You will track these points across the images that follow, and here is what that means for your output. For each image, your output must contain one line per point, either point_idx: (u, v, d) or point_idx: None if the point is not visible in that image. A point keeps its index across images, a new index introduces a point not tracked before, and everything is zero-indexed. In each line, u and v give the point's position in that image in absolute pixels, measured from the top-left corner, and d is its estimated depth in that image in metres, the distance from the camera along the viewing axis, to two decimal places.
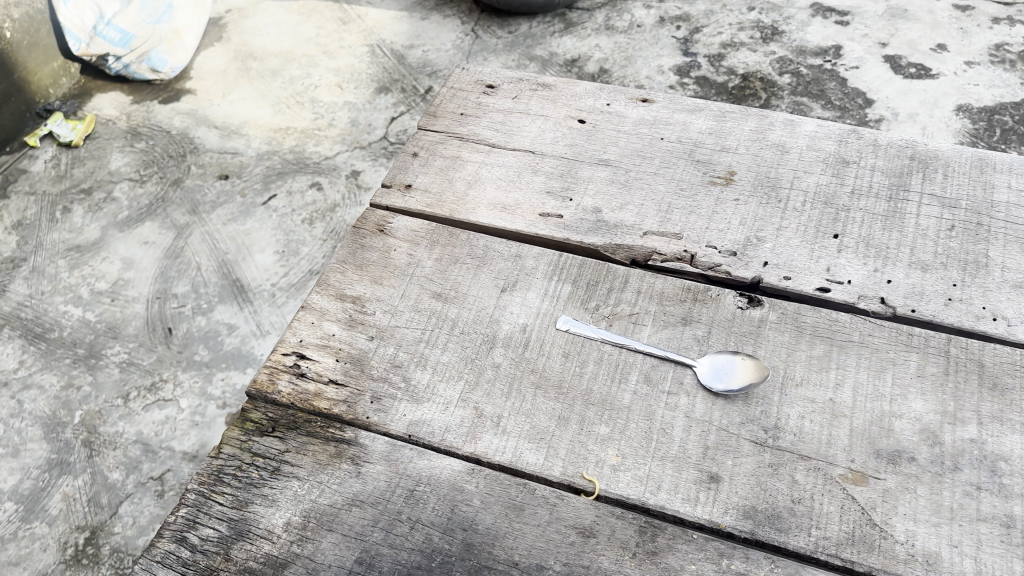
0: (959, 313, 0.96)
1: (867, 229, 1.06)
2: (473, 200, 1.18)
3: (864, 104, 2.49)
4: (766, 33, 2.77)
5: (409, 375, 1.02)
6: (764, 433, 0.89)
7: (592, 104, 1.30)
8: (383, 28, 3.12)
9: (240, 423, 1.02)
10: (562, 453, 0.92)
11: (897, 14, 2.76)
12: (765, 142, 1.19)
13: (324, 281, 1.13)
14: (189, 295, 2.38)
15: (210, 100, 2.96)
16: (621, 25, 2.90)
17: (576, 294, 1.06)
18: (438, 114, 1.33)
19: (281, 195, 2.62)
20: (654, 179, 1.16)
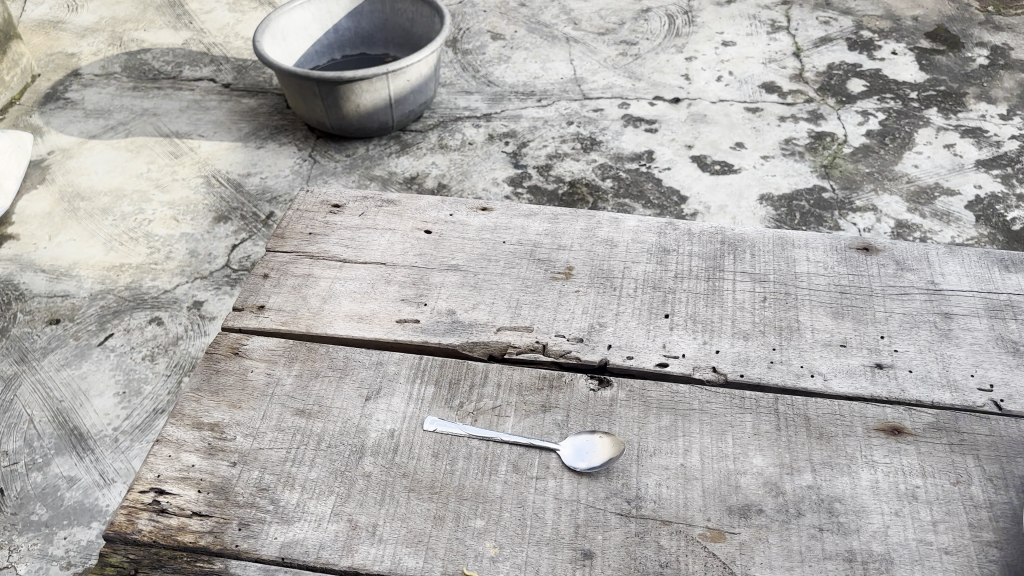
0: (782, 373, 1.07)
1: (694, 307, 1.16)
2: (328, 314, 1.21)
3: (680, 201, 2.71)
4: (586, 143, 3.00)
5: (278, 497, 1.01)
6: (628, 505, 0.95)
7: (435, 215, 1.37)
8: (218, 159, 3.13)
9: (98, 570, 0.97)
10: (440, 552, 0.93)
11: (698, 119, 3.06)
12: (597, 238, 1.29)
13: (181, 411, 1.11)
14: (22, 451, 2.22)
15: (35, 243, 2.84)
16: (453, 143, 3.06)
17: (439, 394, 1.09)
18: (285, 235, 1.35)
19: (119, 334, 2.52)
20: (500, 279, 1.24)
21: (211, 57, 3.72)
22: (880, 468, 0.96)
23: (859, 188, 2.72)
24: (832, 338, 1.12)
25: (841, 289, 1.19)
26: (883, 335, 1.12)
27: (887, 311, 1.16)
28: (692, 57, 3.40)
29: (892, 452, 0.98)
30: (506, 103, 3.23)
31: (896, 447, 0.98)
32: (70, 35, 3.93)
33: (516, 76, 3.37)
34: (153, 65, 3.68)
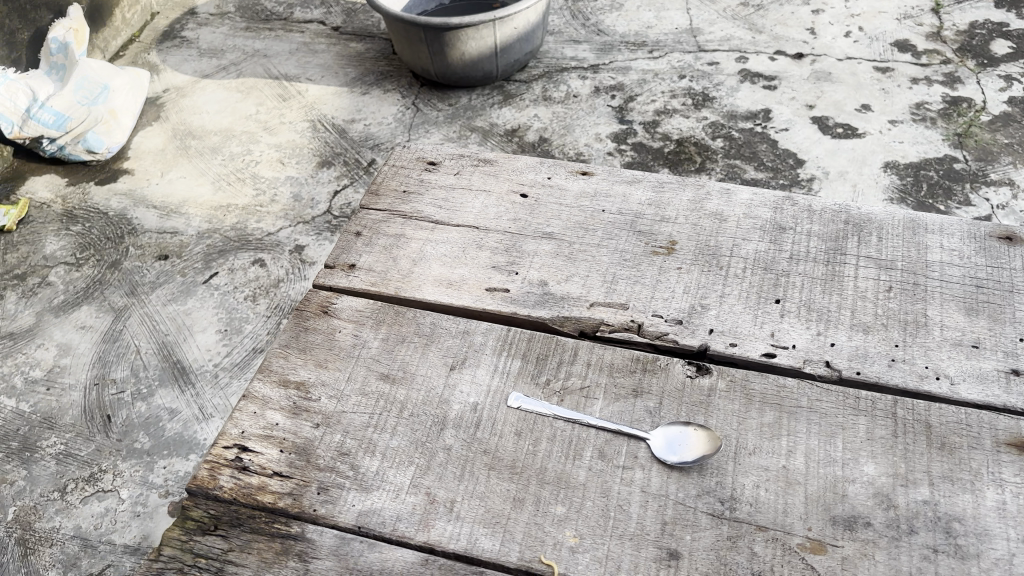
0: (903, 373, 0.98)
1: (808, 293, 1.07)
2: (418, 277, 1.17)
3: (796, 165, 2.56)
4: (698, 99, 2.86)
5: (358, 463, 0.99)
6: (721, 505, 0.89)
7: (533, 178, 1.31)
8: (324, 104, 3.14)
9: (181, 523, 0.98)
10: (518, 537, 0.90)
11: (822, 77, 2.87)
12: (704, 211, 1.21)
13: (267, 367, 1.10)
14: (129, 380, 2.31)
15: (148, 179, 2.92)
16: (559, 95, 2.97)
17: (526, 369, 1.04)
18: (379, 192, 1.32)
19: (223, 273, 2.58)
20: (598, 250, 1.17)
21: None
22: (1008, 488, 0.87)
23: (995, 159, 2.50)
24: (962, 337, 1.01)
25: (977, 282, 1.07)
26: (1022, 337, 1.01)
27: None
28: (819, 10, 3.18)
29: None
30: (615, 54, 3.11)
31: None
32: None
33: (629, 26, 3.23)
34: (266, 6, 3.71)
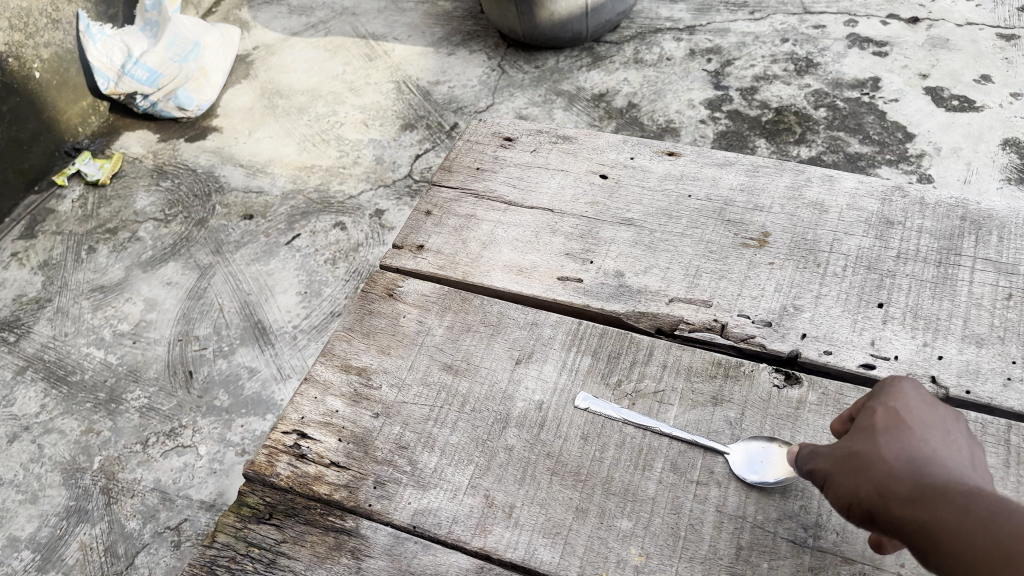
0: (1021, 396, 0.87)
1: (915, 298, 0.97)
2: (488, 262, 1.12)
3: (905, 139, 2.39)
4: (801, 64, 2.69)
5: (416, 458, 0.95)
6: (803, 532, 0.82)
7: (615, 158, 1.23)
8: (409, 64, 3.09)
9: (236, 509, 0.95)
10: (580, 551, 0.84)
11: (938, 44, 2.66)
12: (801, 200, 1.11)
13: (330, 350, 1.06)
14: (211, 337, 2.34)
15: (235, 138, 2.94)
16: (650, 58, 2.84)
17: (597, 367, 0.98)
18: (453, 169, 1.27)
19: (305, 235, 2.58)
20: (681, 239, 1.09)
21: None
22: None
23: None
24: None
25: None
26: None
27: None
28: None
29: None
30: (713, 16, 2.95)
31: None
32: None
33: None
34: None
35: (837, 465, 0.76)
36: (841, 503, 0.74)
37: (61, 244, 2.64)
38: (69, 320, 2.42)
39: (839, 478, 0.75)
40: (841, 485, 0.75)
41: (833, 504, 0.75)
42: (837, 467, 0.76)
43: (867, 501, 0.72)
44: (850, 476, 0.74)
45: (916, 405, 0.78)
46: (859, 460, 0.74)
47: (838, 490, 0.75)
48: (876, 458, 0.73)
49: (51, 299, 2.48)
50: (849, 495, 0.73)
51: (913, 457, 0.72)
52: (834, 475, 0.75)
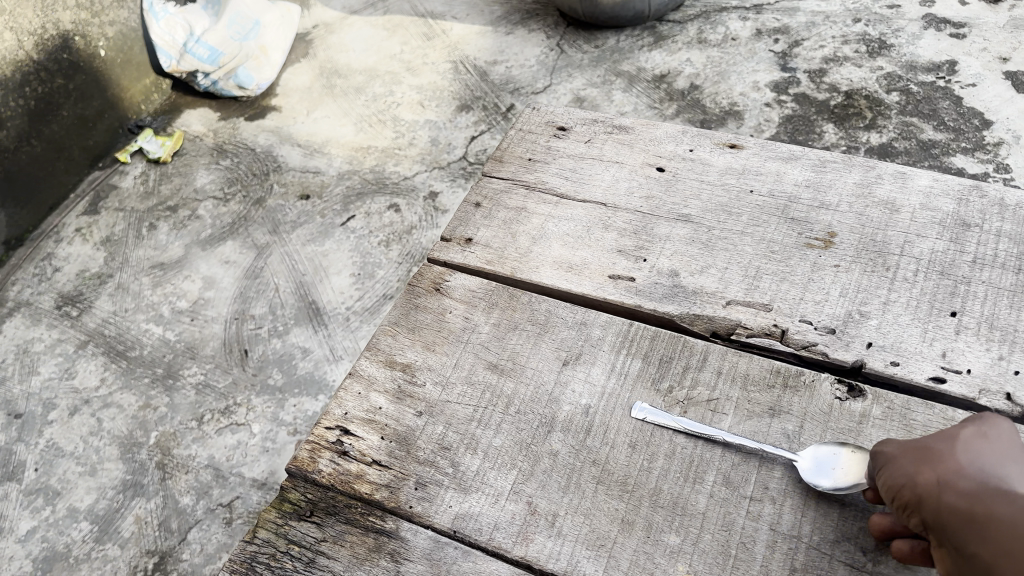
0: None
1: (991, 307, 0.91)
2: (537, 257, 1.08)
3: (982, 126, 2.27)
4: (873, 46, 2.58)
5: (458, 460, 0.92)
6: (862, 556, 0.77)
7: (672, 149, 1.18)
8: (467, 44, 3.05)
9: (277, 505, 0.94)
10: (624, 565, 0.81)
11: (1021, 25, 2.52)
12: (871, 199, 1.04)
13: (374, 344, 1.04)
14: (266, 316, 2.35)
15: (294, 117, 2.95)
16: (714, 39, 2.75)
17: (647, 371, 0.94)
18: (505, 159, 1.23)
19: (360, 216, 2.57)
20: (740, 238, 1.03)
21: None
22: None
23: None
24: None
25: None
26: None
27: None
28: None
29: None
30: None
31: None
32: None
33: None
34: None
35: (904, 452, 0.74)
36: (892, 487, 0.73)
37: (123, 220, 2.69)
38: (130, 296, 2.46)
39: (901, 463, 0.74)
40: (900, 471, 0.73)
41: (885, 486, 0.74)
42: (903, 454, 0.75)
43: (925, 491, 0.71)
44: (912, 465, 0.73)
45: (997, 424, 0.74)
46: (928, 455, 0.73)
47: (895, 476, 0.74)
48: (946, 455, 0.72)
49: (112, 275, 2.53)
50: (905, 480, 0.73)
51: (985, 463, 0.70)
52: (897, 460, 0.74)
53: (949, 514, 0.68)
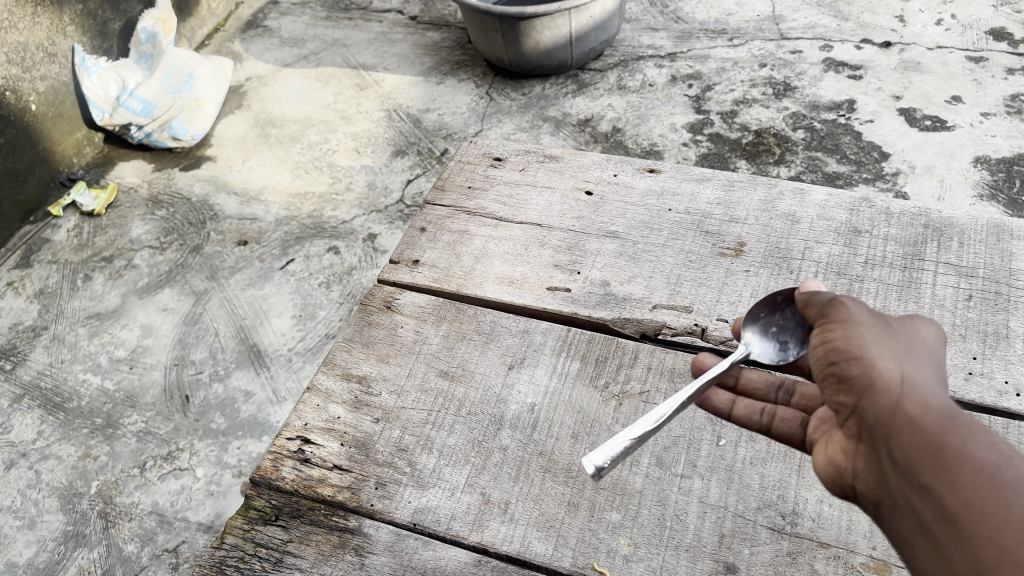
0: (980, 390, 0.94)
1: (882, 300, 1.03)
2: (480, 275, 1.17)
3: (880, 158, 2.47)
4: (779, 88, 2.78)
5: (415, 460, 0.99)
6: (782, 519, 0.87)
7: (599, 174, 1.30)
8: (400, 93, 3.15)
9: (243, 512, 0.99)
10: (572, 542, 0.89)
11: (910, 66, 2.75)
12: (775, 212, 1.17)
13: (331, 360, 1.12)
14: (206, 361, 2.36)
15: (230, 166, 2.99)
16: (633, 85, 2.92)
17: (585, 370, 1.03)
18: (446, 188, 1.33)
19: (299, 260, 2.62)
20: (663, 250, 1.15)
21: None
22: None
23: None
24: None
25: None
26: None
27: None
28: None
29: None
30: (694, 42, 3.04)
31: None
32: None
33: (709, 13, 3.16)
34: None
35: (871, 328, 0.77)
36: (850, 357, 0.76)
37: (56, 273, 2.68)
38: (66, 347, 2.45)
39: (868, 341, 0.76)
40: (864, 348, 0.76)
41: (846, 352, 0.76)
42: (869, 332, 0.77)
43: (880, 372, 0.73)
44: (876, 345, 0.75)
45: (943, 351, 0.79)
46: (892, 345, 0.76)
47: (855, 347, 0.76)
48: (906, 354, 0.75)
49: (47, 328, 2.51)
50: (864, 357, 0.75)
51: (936, 380, 0.74)
52: (864, 336, 0.76)
53: (896, 401, 0.71)
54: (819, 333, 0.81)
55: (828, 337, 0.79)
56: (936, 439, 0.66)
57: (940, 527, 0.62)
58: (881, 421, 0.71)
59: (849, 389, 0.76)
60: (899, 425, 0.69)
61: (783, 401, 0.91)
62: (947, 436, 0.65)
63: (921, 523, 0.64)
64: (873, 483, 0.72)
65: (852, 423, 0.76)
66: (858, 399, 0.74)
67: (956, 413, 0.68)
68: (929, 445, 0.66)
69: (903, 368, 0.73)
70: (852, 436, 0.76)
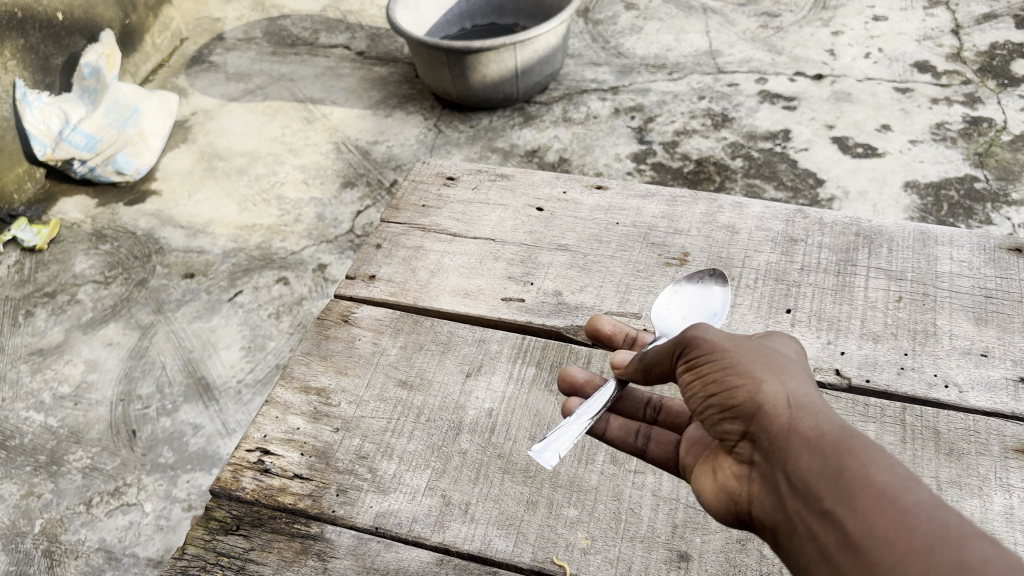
0: (912, 382, 1.01)
1: (818, 303, 1.11)
2: (436, 288, 1.21)
3: (816, 184, 2.58)
4: (718, 119, 2.89)
5: (376, 466, 1.00)
6: None
7: (548, 192, 1.36)
8: (348, 126, 3.16)
9: (204, 523, 0.99)
10: (532, 538, 0.91)
11: (842, 98, 2.89)
12: (715, 225, 1.25)
13: (289, 374, 1.12)
14: (154, 395, 2.26)
15: (176, 200, 2.92)
16: (578, 117, 3.00)
17: (540, 377, 1.07)
18: (400, 207, 1.38)
19: (248, 291, 2.54)
20: (611, 261, 1.21)
21: (347, 24, 3.75)
22: (1016, 494, 0.89)
23: (1016, 179, 2.50)
24: (971, 346, 1.04)
25: (987, 293, 1.11)
26: None
27: None
28: (839, 32, 3.21)
29: None
30: (635, 76, 3.14)
31: None
32: None
33: (648, 48, 3.27)
34: (292, 31, 3.75)
35: (736, 347, 0.80)
36: (729, 381, 0.77)
37: None
38: (6, 384, 2.33)
39: (741, 362, 0.78)
40: (740, 370, 0.77)
41: (724, 376, 0.78)
42: (740, 352, 0.79)
43: (764, 394, 0.75)
44: (754, 367, 0.77)
45: (801, 360, 0.84)
46: (765, 362, 0.79)
47: (731, 370, 0.78)
48: (783, 371, 0.78)
49: None
50: (743, 380, 0.77)
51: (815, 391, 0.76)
52: (734, 360, 0.78)
53: (787, 422, 0.73)
54: (685, 357, 0.82)
55: (699, 365, 0.80)
56: (835, 462, 0.67)
57: (845, 551, 0.63)
58: (775, 443, 0.73)
59: (734, 415, 0.78)
60: (796, 448, 0.71)
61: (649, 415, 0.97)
62: (844, 458, 0.67)
63: (825, 549, 0.65)
64: (770, 508, 0.73)
65: (743, 446, 0.78)
66: (748, 424, 0.76)
67: (845, 430, 0.70)
68: (825, 466, 0.67)
69: (787, 388, 0.76)
70: (744, 461, 0.78)
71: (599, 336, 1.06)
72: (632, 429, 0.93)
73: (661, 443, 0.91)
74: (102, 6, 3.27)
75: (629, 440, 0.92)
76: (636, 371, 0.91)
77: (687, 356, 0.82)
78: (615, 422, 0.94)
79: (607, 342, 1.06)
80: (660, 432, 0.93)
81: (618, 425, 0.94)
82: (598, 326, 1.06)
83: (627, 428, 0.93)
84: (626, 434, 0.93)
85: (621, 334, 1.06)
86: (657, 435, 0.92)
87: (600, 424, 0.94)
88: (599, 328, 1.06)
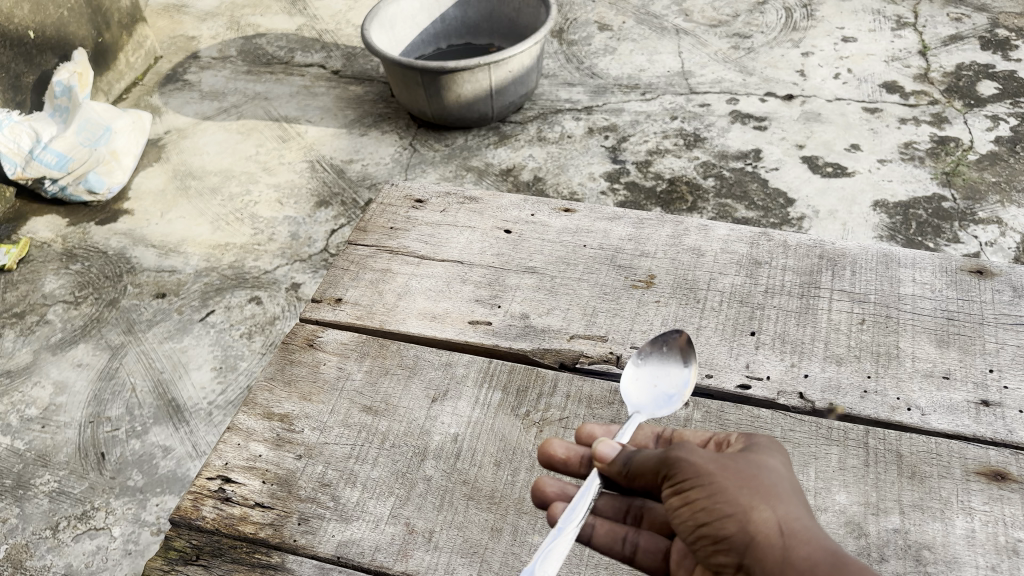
0: (876, 405, 1.01)
1: (782, 326, 1.12)
2: (402, 310, 1.21)
3: (786, 204, 2.60)
4: (690, 139, 2.91)
5: (339, 494, 0.99)
6: None
7: (516, 215, 1.37)
8: (322, 145, 3.15)
9: (162, 553, 0.97)
10: (496, 567, 0.90)
11: (812, 118, 2.92)
12: (681, 247, 1.26)
13: (252, 401, 1.11)
14: (124, 418, 2.22)
15: (147, 219, 2.89)
16: (553, 136, 3.01)
17: (507, 400, 1.07)
18: (369, 229, 1.37)
19: (219, 311, 2.51)
20: (578, 284, 1.22)
21: (322, 43, 3.74)
22: (978, 517, 0.89)
23: (983, 198, 2.53)
24: (934, 368, 1.05)
25: (949, 314, 1.12)
26: (992, 368, 1.04)
27: (998, 342, 1.08)
28: (809, 52, 3.25)
29: (993, 500, 0.91)
30: (609, 97, 3.16)
31: (998, 496, 0.91)
32: (193, 19, 4.04)
33: (621, 69, 3.29)
34: (267, 50, 3.73)
35: (718, 470, 0.76)
36: (718, 511, 0.74)
37: None
38: None
39: (730, 486, 0.75)
40: (729, 496, 0.74)
41: (715, 505, 0.74)
42: (726, 475, 0.76)
43: (756, 523, 0.73)
44: (742, 493, 0.75)
45: (784, 468, 0.81)
46: (750, 483, 0.76)
47: (722, 498, 0.74)
48: (769, 492, 0.76)
49: None
50: (735, 509, 0.74)
51: (803, 512, 0.75)
52: (723, 485, 0.75)
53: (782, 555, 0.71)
54: (668, 484, 0.78)
55: (687, 492, 0.76)
56: None
57: None
58: None
59: (727, 548, 0.75)
60: None
61: (629, 523, 0.92)
62: None
63: None
64: None
65: None
66: (742, 556, 0.74)
67: None
68: None
69: (777, 515, 0.74)
70: None
71: (554, 464, 0.92)
72: (618, 534, 0.89)
73: (648, 552, 0.88)
74: (75, 25, 3.24)
75: (616, 548, 0.88)
76: (620, 475, 0.83)
77: (668, 480, 0.78)
78: (601, 526, 0.90)
79: (563, 469, 0.92)
80: (647, 539, 0.89)
81: (605, 530, 0.89)
82: (551, 452, 0.92)
83: (614, 533, 0.89)
84: (613, 541, 0.89)
85: (577, 457, 0.92)
86: (645, 542, 0.89)
87: (585, 529, 0.89)
88: (553, 454, 0.92)
